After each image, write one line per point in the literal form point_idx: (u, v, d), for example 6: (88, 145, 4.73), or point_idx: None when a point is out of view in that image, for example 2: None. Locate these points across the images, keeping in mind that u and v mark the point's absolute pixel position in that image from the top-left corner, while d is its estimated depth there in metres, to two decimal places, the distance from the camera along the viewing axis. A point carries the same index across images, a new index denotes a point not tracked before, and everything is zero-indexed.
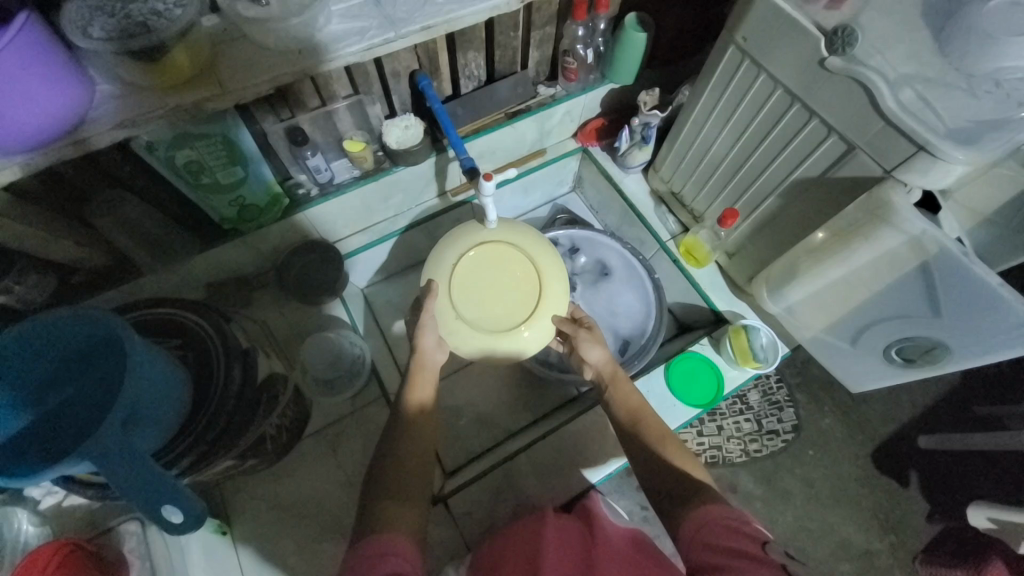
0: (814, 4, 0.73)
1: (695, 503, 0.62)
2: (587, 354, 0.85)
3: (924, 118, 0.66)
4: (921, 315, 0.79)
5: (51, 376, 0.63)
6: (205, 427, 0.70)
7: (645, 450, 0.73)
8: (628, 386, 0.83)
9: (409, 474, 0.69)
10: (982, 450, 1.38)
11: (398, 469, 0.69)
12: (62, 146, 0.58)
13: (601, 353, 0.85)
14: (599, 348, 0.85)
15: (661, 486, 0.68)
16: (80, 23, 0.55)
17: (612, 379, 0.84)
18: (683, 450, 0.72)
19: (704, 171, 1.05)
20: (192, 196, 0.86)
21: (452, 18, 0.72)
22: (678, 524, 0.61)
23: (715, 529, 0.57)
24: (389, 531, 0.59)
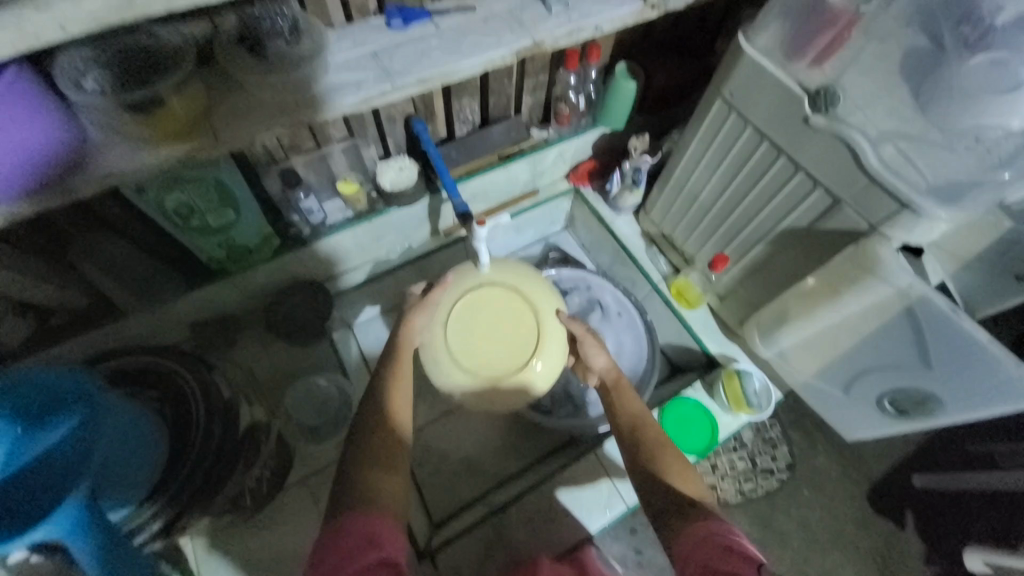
0: (796, 64, 0.76)
1: (691, 520, 0.60)
2: (592, 358, 0.84)
3: (904, 175, 0.68)
4: (912, 366, 0.79)
5: None
6: (182, 482, 0.75)
7: (642, 457, 0.71)
8: (631, 394, 0.80)
9: (385, 458, 0.67)
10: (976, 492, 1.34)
11: (376, 456, 0.67)
12: (50, 194, 0.57)
13: (606, 357, 0.84)
14: (603, 354, 0.84)
15: (660, 505, 0.65)
16: (72, 74, 0.56)
17: (615, 385, 0.81)
18: (682, 460, 0.70)
19: (694, 216, 1.06)
20: (180, 237, 0.85)
21: (449, 71, 0.73)
22: (674, 539, 0.59)
23: (713, 547, 0.55)
24: (374, 526, 0.57)
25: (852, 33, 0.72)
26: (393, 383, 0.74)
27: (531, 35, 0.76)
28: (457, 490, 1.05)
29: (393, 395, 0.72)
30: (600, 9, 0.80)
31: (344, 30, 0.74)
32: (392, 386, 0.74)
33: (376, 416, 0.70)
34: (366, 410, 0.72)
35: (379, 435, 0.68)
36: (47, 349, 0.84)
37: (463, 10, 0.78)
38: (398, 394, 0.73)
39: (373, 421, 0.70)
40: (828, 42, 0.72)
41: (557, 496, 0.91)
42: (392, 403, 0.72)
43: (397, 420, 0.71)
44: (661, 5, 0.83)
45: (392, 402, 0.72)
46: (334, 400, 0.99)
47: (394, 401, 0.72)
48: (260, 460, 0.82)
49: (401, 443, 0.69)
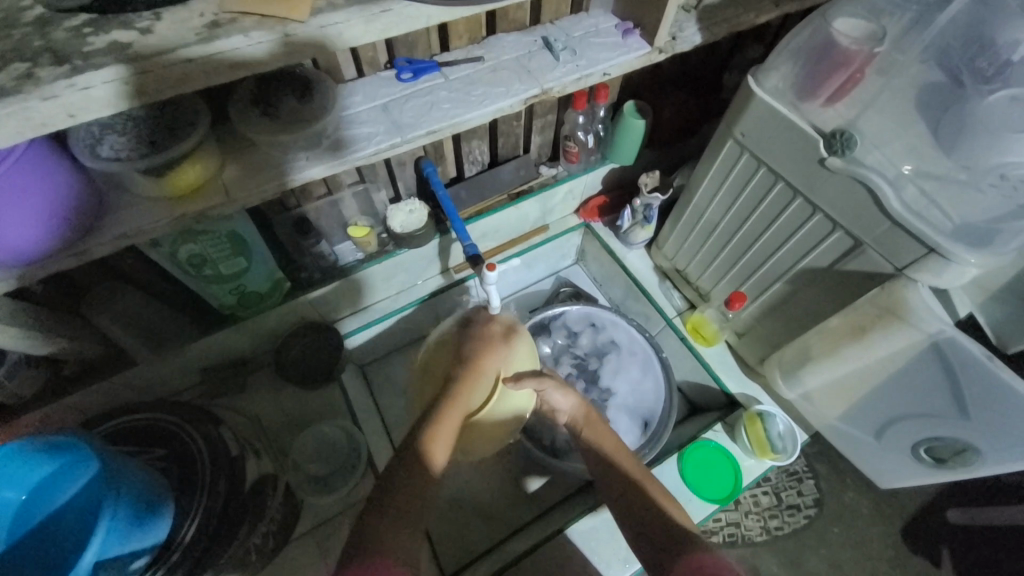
0: (809, 105, 0.75)
1: (683, 552, 0.62)
2: (557, 403, 0.75)
3: (929, 218, 0.66)
4: (947, 414, 0.76)
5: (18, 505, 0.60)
6: (190, 544, 0.72)
7: (627, 492, 0.71)
8: (603, 425, 0.77)
9: (408, 497, 0.65)
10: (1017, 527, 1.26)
11: (400, 494, 0.65)
12: (63, 258, 0.58)
13: (574, 399, 0.75)
14: (569, 395, 0.75)
15: (649, 537, 0.66)
16: (89, 141, 0.58)
17: (586, 421, 0.76)
18: (664, 491, 0.72)
19: (708, 252, 1.04)
20: (193, 286, 0.85)
21: (458, 122, 0.73)
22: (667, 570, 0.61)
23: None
24: (377, 571, 0.56)
25: (866, 74, 0.71)
26: (438, 420, 0.65)
27: (539, 83, 0.76)
28: (469, 538, 1.02)
29: (438, 431, 0.65)
30: (607, 55, 0.80)
31: (356, 84, 0.76)
32: (436, 423, 0.65)
33: (411, 446, 0.67)
34: (411, 438, 0.68)
35: (409, 467, 0.66)
36: (57, 402, 0.83)
37: (472, 60, 0.79)
38: (441, 431, 0.65)
39: (407, 452, 0.67)
40: (840, 83, 0.71)
41: (567, 535, 0.88)
42: (430, 440, 0.65)
43: (434, 455, 0.66)
44: (668, 50, 0.83)
45: (432, 440, 0.65)
46: (343, 449, 0.99)
47: (435, 436, 0.65)
48: (267, 515, 0.84)
49: (431, 478, 0.66)
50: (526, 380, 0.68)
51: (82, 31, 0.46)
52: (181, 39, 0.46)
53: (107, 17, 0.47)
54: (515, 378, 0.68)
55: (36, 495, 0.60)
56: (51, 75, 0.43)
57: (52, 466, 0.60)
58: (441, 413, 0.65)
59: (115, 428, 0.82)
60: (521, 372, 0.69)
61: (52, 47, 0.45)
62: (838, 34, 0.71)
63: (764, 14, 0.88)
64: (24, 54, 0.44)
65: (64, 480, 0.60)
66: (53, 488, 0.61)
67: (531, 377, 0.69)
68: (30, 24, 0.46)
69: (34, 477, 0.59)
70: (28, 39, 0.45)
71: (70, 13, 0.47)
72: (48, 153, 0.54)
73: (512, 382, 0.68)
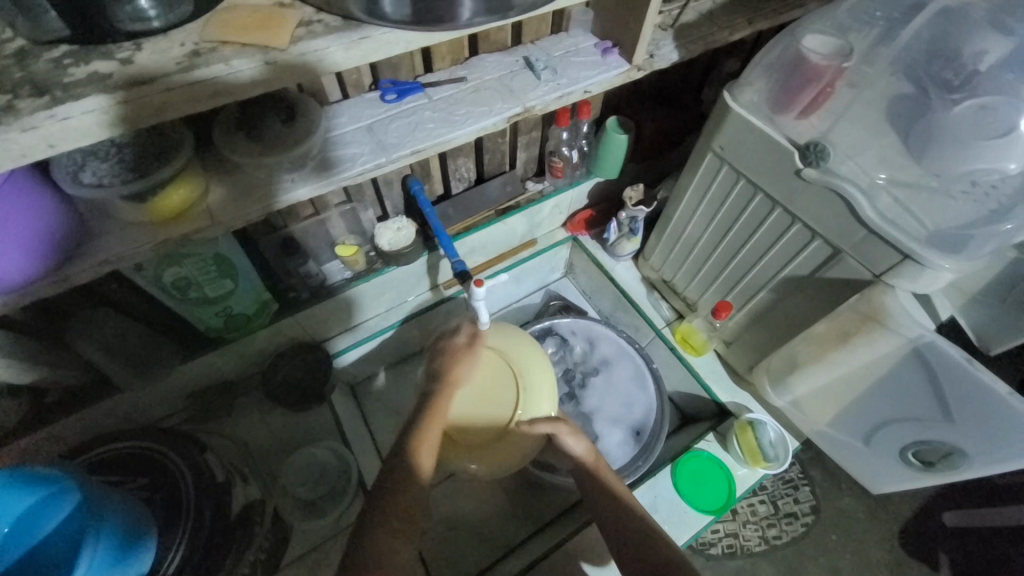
0: (784, 118, 0.77)
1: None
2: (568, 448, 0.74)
3: (903, 225, 0.68)
4: (931, 417, 0.77)
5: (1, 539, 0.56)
6: None
7: (629, 524, 0.70)
8: (613, 477, 0.75)
9: (400, 516, 0.63)
10: (1011, 527, 1.27)
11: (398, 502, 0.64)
12: (45, 284, 0.57)
13: (585, 442, 0.74)
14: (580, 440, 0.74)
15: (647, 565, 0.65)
16: (71, 168, 0.58)
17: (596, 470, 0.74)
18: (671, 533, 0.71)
19: (693, 263, 1.06)
20: (179, 309, 0.84)
21: (442, 141, 0.74)
22: None
23: None
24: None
25: (837, 87, 0.73)
26: (424, 427, 0.68)
27: (521, 102, 0.78)
28: (467, 560, 1.00)
29: (424, 434, 0.67)
30: (587, 73, 0.83)
31: (341, 106, 0.77)
32: (420, 435, 0.67)
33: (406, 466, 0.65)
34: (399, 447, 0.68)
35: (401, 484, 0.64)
36: (38, 431, 0.81)
37: (455, 81, 0.81)
38: (429, 431, 0.67)
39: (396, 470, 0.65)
40: (812, 97, 0.74)
41: (579, 566, 0.86)
42: (418, 445, 0.66)
43: (421, 467, 0.66)
44: (646, 67, 0.85)
45: (418, 449, 0.66)
46: (334, 469, 0.97)
47: (421, 443, 0.66)
48: (255, 541, 0.83)
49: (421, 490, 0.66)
50: (539, 424, 0.73)
51: (63, 62, 0.46)
52: (164, 68, 0.47)
53: (89, 48, 0.48)
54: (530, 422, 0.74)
55: (18, 527, 0.57)
56: (31, 106, 0.44)
57: (30, 501, 0.57)
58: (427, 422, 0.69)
59: (99, 456, 0.81)
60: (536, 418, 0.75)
61: (32, 79, 0.45)
62: (808, 50, 0.73)
63: (737, 32, 0.91)
64: (3, 86, 0.45)
65: (49, 509, 0.59)
66: (37, 519, 0.58)
67: (545, 421, 0.74)
68: (9, 56, 0.47)
69: (12, 513, 0.56)
70: (7, 71, 0.46)
71: (50, 44, 0.47)
72: (30, 182, 0.54)
73: (527, 424, 0.74)
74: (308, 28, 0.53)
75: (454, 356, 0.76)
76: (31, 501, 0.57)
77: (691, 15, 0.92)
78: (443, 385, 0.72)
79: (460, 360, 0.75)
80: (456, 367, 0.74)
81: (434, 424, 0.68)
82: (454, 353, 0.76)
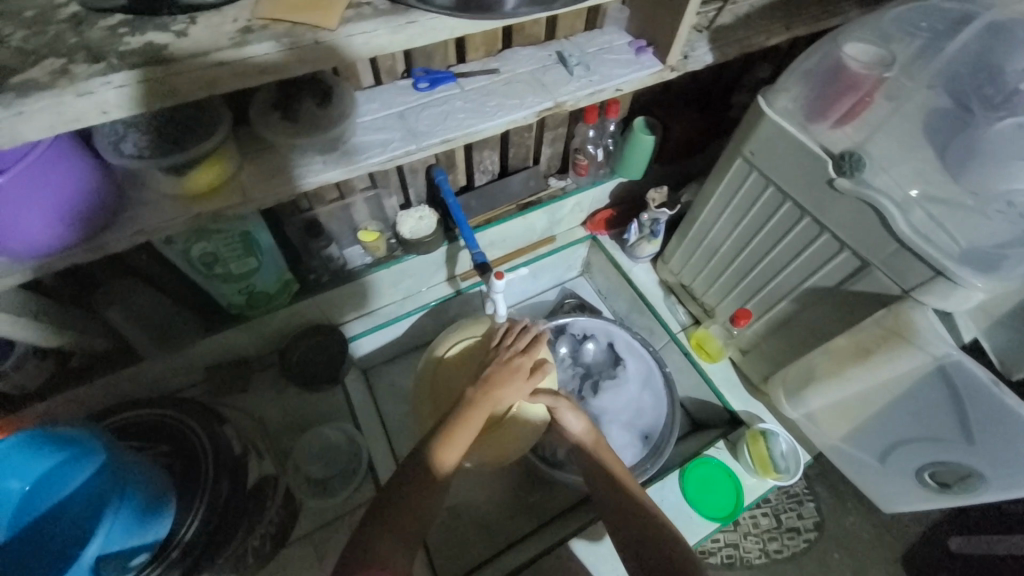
0: (819, 125, 0.76)
1: None
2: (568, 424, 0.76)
3: (937, 241, 0.66)
4: (953, 439, 0.76)
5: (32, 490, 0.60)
6: (181, 552, 0.72)
7: (638, 524, 0.69)
8: (612, 455, 0.77)
9: (412, 511, 0.63)
10: None
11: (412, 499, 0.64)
12: (80, 251, 0.58)
13: (583, 420, 0.77)
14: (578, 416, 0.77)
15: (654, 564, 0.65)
16: (113, 139, 0.60)
17: (596, 447, 0.76)
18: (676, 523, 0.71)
19: (714, 269, 1.05)
20: (204, 283, 0.86)
21: (472, 131, 0.75)
22: None
23: None
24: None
25: (876, 98, 0.72)
26: (455, 430, 0.67)
27: (553, 97, 0.78)
28: (468, 550, 1.01)
29: (452, 439, 0.66)
30: (620, 71, 0.82)
31: (374, 91, 0.78)
32: (449, 436, 0.66)
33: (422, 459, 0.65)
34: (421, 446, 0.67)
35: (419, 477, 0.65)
36: (62, 394, 0.83)
37: (488, 72, 0.81)
38: (459, 437, 0.66)
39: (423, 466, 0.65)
40: (849, 106, 0.73)
41: (573, 545, 0.86)
42: (445, 447, 0.66)
43: (444, 463, 0.66)
44: (680, 68, 0.85)
45: (445, 450, 0.66)
46: (345, 451, 0.98)
47: (450, 446, 0.66)
48: (265, 517, 0.84)
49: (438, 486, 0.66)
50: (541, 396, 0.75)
51: (117, 31, 0.47)
52: (214, 43, 0.48)
53: (143, 18, 0.48)
54: (531, 393, 0.75)
55: (39, 486, 0.60)
56: (86, 72, 0.45)
57: (55, 461, 0.60)
58: (460, 422, 0.67)
59: (119, 422, 0.83)
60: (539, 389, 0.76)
61: (87, 45, 0.46)
62: (848, 58, 0.72)
63: (775, 37, 0.90)
64: (59, 50, 0.46)
65: (69, 472, 0.61)
66: (58, 479, 0.61)
67: (546, 393, 0.75)
68: (64, 22, 0.48)
69: (37, 469, 0.60)
70: (62, 36, 0.47)
71: (104, 13, 0.48)
72: (74, 150, 0.56)
73: (528, 394, 0.75)
74: (358, 10, 0.53)
75: (504, 371, 0.72)
76: (55, 461, 0.60)
77: (728, 17, 0.91)
78: (484, 396, 0.69)
79: (507, 382, 0.71)
80: (503, 387, 0.70)
81: (462, 430, 0.67)
82: (503, 367, 0.72)
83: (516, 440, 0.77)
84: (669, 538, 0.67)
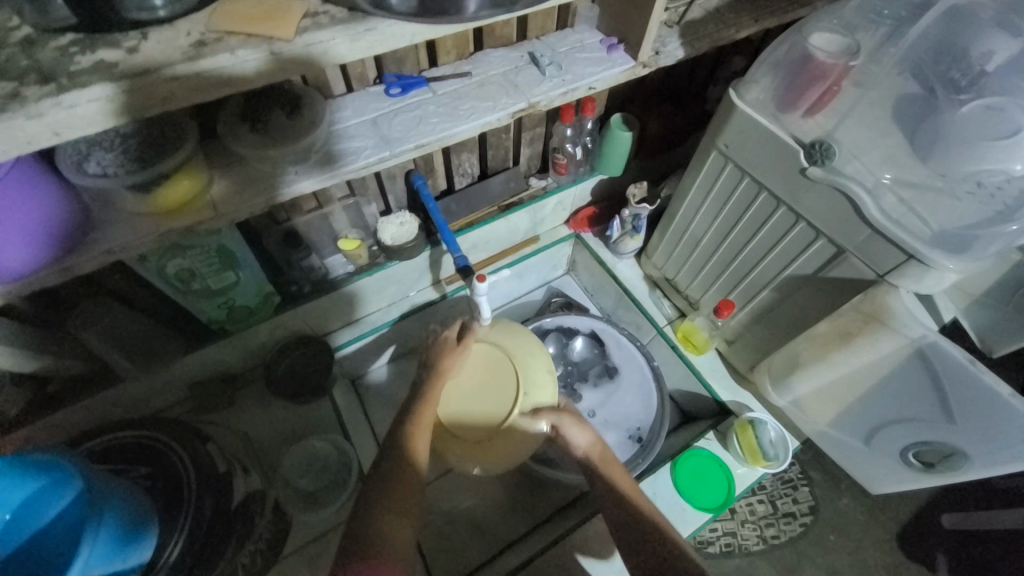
0: (791, 116, 0.76)
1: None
2: (571, 438, 0.74)
3: (909, 226, 0.68)
4: (934, 419, 0.77)
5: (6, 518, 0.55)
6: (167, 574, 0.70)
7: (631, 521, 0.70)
8: (618, 467, 0.75)
9: (400, 499, 0.64)
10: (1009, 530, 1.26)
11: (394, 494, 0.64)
12: (49, 273, 0.57)
13: (588, 432, 0.75)
14: (584, 430, 0.75)
15: (630, 542, 0.69)
16: (76, 157, 0.59)
17: (603, 463, 0.74)
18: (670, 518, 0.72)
19: (697, 261, 1.05)
20: (181, 299, 0.84)
21: (446, 136, 0.74)
22: None
23: None
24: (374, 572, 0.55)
25: (843, 86, 0.72)
26: (418, 420, 0.71)
27: (526, 97, 0.78)
28: (466, 554, 1.01)
29: (419, 421, 0.71)
30: (593, 70, 0.82)
31: (346, 99, 0.77)
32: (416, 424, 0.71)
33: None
34: (392, 435, 0.71)
35: (399, 471, 0.66)
36: (40, 419, 0.81)
37: (460, 75, 0.81)
38: (421, 423, 0.71)
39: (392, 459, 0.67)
40: (818, 95, 0.73)
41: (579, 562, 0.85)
42: (413, 434, 0.70)
43: (417, 452, 0.68)
44: (652, 64, 0.85)
45: (414, 434, 0.70)
46: (334, 462, 0.98)
47: (417, 430, 0.70)
48: (255, 532, 0.85)
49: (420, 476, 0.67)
50: (544, 414, 0.75)
51: (69, 50, 0.47)
52: (169, 58, 0.47)
53: (95, 36, 0.48)
54: (533, 412, 0.76)
55: (19, 517, 0.56)
56: (37, 93, 0.44)
57: (33, 487, 0.57)
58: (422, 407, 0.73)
59: (99, 446, 0.81)
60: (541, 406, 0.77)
61: (39, 66, 0.45)
62: (815, 48, 0.73)
63: (744, 30, 0.91)
64: (9, 73, 0.45)
65: (44, 503, 0.57)
66: (35, 508, 0.57)
67: (549, 411, 0.76)
68: (15, 44, 0.47)
69: (14, 498, 0.55)
70: (14, 58, 0.46)
71: (56, 33, 0.47)
72: (36, 171, 0.54)
73: (531, 413, 0.76)
74: (315, 19, 0.53)
75: (445, 348, 0.80)
76: (33, 489, 0.57)
77: (698, 11, 0.92)
78: (432, 373, 0.77)
79: (450, 353, 0.80)
80: (444, 358, 0.79)
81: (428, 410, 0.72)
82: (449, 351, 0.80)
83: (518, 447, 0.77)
84: (628, 506, 0.71)
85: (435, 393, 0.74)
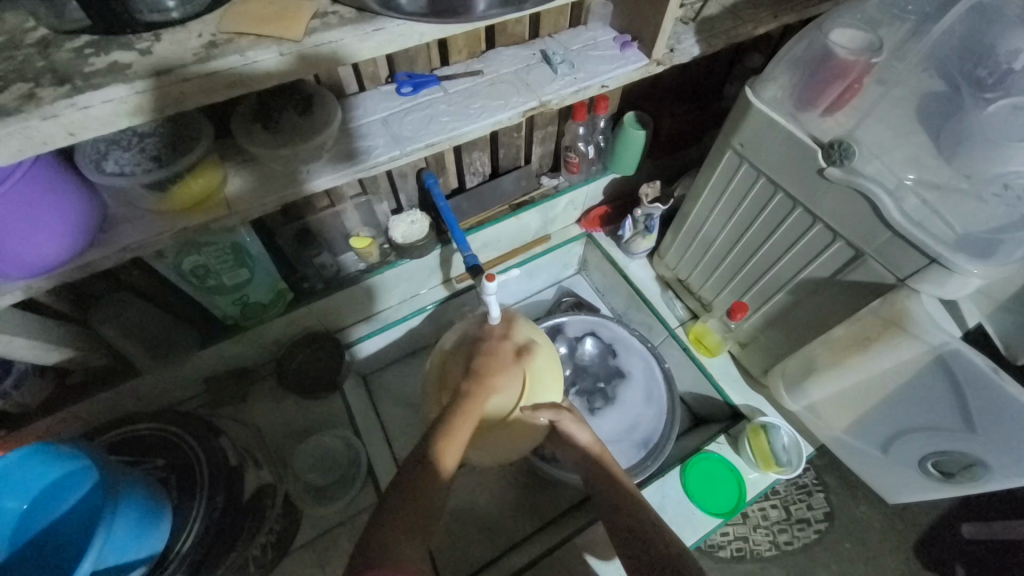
0: (809, 114, 0.74)
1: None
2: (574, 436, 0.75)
3: (931, 228, 0.65)
4: (954, 429, 0.74)
5: (39, 494, 0.62)
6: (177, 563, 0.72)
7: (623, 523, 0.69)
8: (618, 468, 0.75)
9: (413, 510, 0.63)
10: None
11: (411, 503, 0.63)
12: (68, 270, 0.59)
13: (588, 431, 0.76)
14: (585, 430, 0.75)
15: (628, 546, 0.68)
16: (94, 156, 0.60)
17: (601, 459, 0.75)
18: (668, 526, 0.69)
19: (710, 261, 1.03)
20: (197, 296, 0.86)
21: (456, 134, 0.74)
22: None
23: None
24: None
25: (865, 84, 0.70)
26: (455, 426, 0.68)
27: (537, 96, 0.77)
28: (473, 552, 1.01)
29: (451, 435, 0.67)
30: (605, 67, 0.81)
31: (359, 98, 0.78)
32: (447, 433, 0.68)
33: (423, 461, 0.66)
34: (420, 447, 0.68)
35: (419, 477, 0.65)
36: (60, 411, 0.84)
37: (471, 74, 0.81)
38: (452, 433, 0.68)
39: (418, 467, 0.66)
40: (839, 93, 0.71)
41: (585, 560, 0.86)
42: (442, 451, 0.66)
43: (444, 462, 0.66)
44: (666, 62, 0.84)
45: (444, 447, 0.67)
46: (344, 457, 1.00)
47: (447, 444, 0.67)
48: (265, 525, 0.86)
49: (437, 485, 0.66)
50: (542, 411, 0.74)
51: (84, 52, 0.47)
52: (180, 59, 0.48)
53: (109, 38, 0.49)
54: (532, 408, 0.74)
55: (37, 504, 0.62)
56: (52, 95, 0.45)
57: (57, 473, 0.62)
58: (458, 417, 0.69)
59: (118, 437, 0.83)
60: (540, 404, 0.75)
61: (54, 68, 0.46)
62: (835, 45, 0.71)
63: (762, 26, 0.89)
64: (27, 75, 0.46)
65: (69, 487, 0.63)
66: (61, 491, 0.63)
67: (547, 408, 0.74)
68: (32, 45, 0.48)
69: (43, 480, 0.62)
70: (30, 60, 0.47)
71: (71, 35, 0.48)
72: (57, 169, 0.56)
73: (530, 409, 0.74)
74: (323, 20, 0.53)
75: (492, 360, 0.76)
76: (59, 473, 0.62)
77: (714, 8, 0.90)
78: (477, 387, 0.72)
79: (501, 367, 0.75)
80: (497, 374, 0.74)
81: (461, 426, 0.68)
82: (489, 357, 0.76)
83: (523, 439, 0.77)
84: (633, 508, 0.70)
85: (475, 408, 0.70)
